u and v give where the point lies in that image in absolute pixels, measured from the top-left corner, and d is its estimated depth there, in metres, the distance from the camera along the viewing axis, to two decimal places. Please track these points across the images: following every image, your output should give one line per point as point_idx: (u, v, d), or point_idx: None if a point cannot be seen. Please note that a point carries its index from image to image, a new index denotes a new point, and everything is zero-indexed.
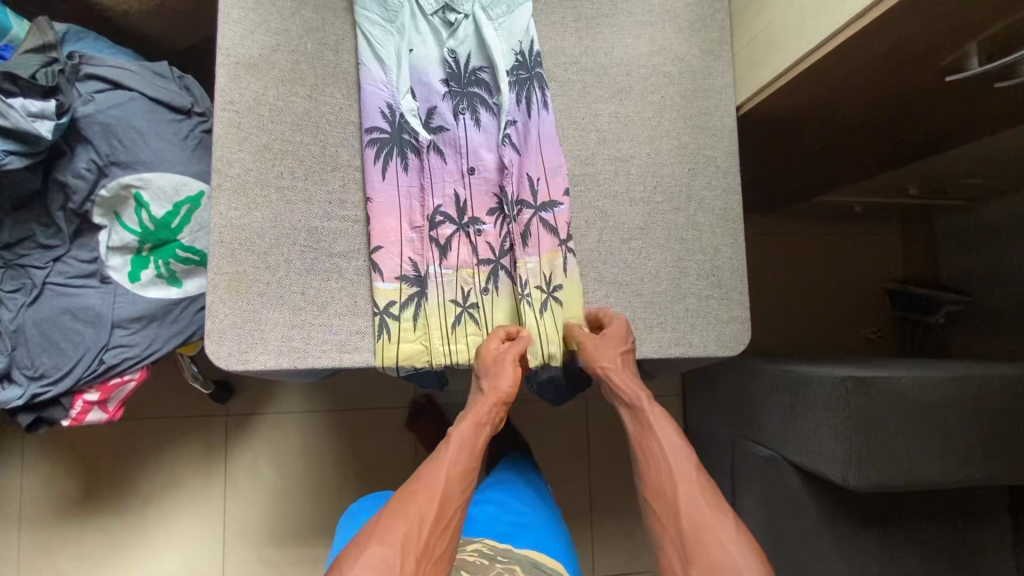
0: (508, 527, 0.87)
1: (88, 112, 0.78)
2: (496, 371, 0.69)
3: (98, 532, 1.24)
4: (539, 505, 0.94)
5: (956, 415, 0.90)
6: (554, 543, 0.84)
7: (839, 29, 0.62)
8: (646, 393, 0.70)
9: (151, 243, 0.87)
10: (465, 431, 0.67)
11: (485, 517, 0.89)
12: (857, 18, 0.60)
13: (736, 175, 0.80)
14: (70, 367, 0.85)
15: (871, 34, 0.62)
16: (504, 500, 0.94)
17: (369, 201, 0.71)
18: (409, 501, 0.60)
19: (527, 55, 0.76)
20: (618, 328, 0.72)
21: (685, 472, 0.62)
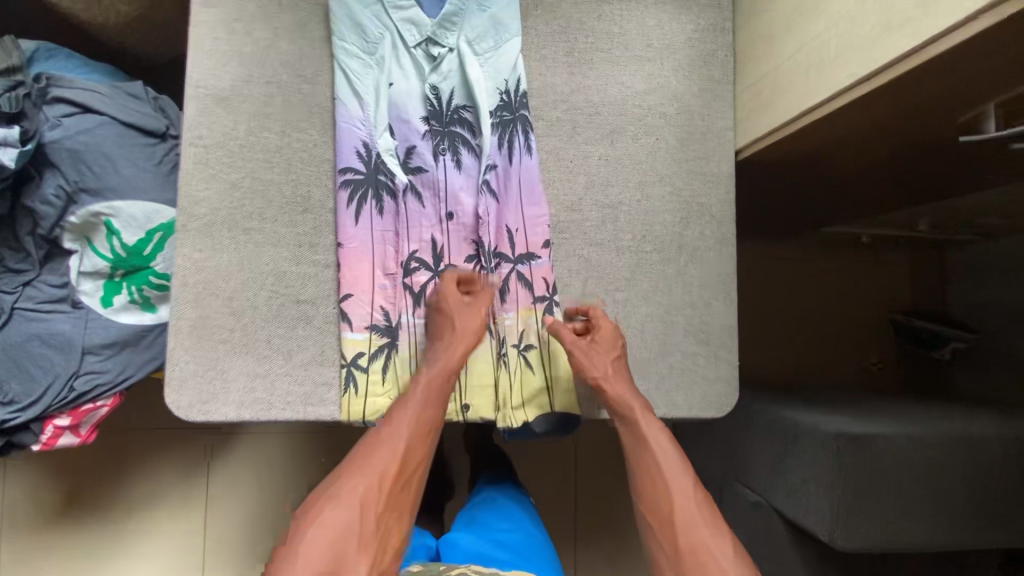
0: (495, 549, 0.81)
1: (56, 137, 0.75)
2: (463, 316, 0.67)
3: (81, 543, 1.23)
4: (524, 522, 0.89)
5: (952, 479, 0.86)
6: (543, 565, 0.79)
7: (848, 86, 0.58)
8: (642, 403, 0.67)
9: (123, 269, 0.84)
10: (429, 382, 0.65)
11: (468, 538, 0.83)
12: (867, 78, 0.56)
13: (731, 225, 0.76)
14: (40, 394, 0.83)
15: (881, 95, 0.58)
16: (486, 519, 0.89)
17: (341, 247, 0.68)
18: (366, 459, 0.58)
19: (512, 95, 0.72)
20: (608, 332, 0.69)
21: (681, 488, 0.60)
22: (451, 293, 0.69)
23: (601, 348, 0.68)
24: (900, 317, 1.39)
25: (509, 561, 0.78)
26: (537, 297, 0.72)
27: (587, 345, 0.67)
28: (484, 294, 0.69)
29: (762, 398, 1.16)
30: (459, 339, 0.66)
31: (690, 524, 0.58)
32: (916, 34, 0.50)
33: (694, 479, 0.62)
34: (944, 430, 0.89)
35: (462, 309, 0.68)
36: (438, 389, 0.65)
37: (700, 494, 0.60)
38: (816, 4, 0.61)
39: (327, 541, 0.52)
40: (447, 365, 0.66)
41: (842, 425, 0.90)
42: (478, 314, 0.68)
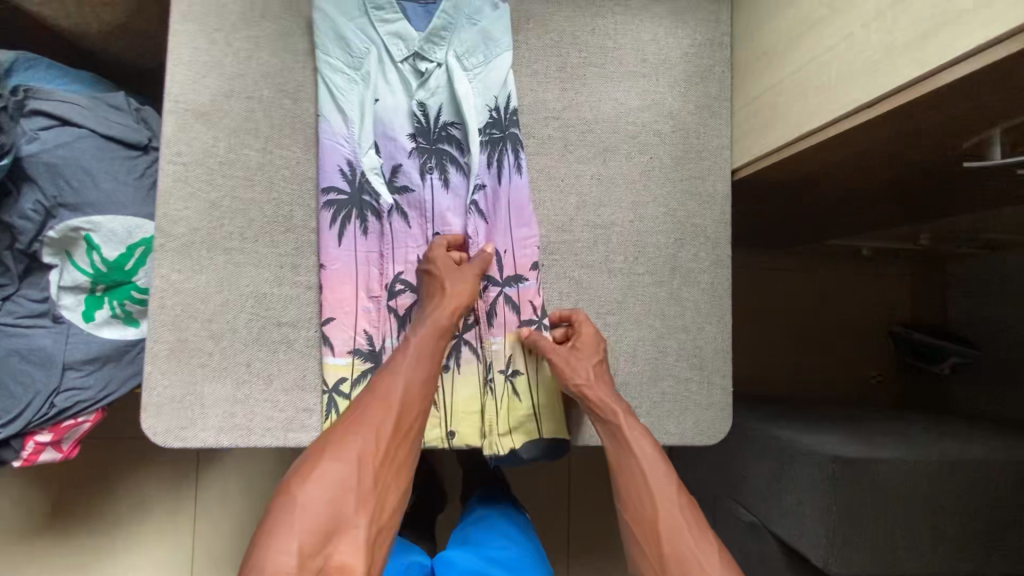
0: (492, 566, 0.77)
1: (33, 150, 0.73)
2: (456, 274, 0.66)
3: (68, 553, 1.22)
4: (520, 540, 0.87)
5: (950, 505, 0.85)
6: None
7: (848, 111, 0.56)
8: (625, 407, 0.65)
9: (103, 284, 0.82)
10: (421, 342, 0.63)
11: (464, 556, 0.78)
12: (867, 105, 0.54)
13: (726, 247, 0.74)
14: (20, 410, 0.80)
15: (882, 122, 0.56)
16: (482, 538, 0.85)
17: (323, 268, 0.66)
18: (361, 416, 0.56)
19: (502, 112, 0.70)
20: (590, 337, 0.67)
21: (666, 494, 0.59)
22: (441, 252, 0.67)
23: (582, 353, 0.66)
24: (900, 330, 1.36)
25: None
26: (525, 320, 0.70)
27: (569, 353, 0.66)
28: (484, 258, 0.68)
29: (758, 413, 1.14)
30: (451, 295, 0.64)
31: (678, 528, 0.57)
32: (919, 63, 0.48)
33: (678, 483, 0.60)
34: (942, 455, 0.87)
35: (455, 270, 0.66)
36: (431, 343, 0.63)
37: (685, 499, 0.59)
38: (816, 24, 0.59)
39: (324, 499, 0.51)
40: (440, 319, 0.64)
41: (838, 448, 0.88)
42: (471, 274, 0.66)
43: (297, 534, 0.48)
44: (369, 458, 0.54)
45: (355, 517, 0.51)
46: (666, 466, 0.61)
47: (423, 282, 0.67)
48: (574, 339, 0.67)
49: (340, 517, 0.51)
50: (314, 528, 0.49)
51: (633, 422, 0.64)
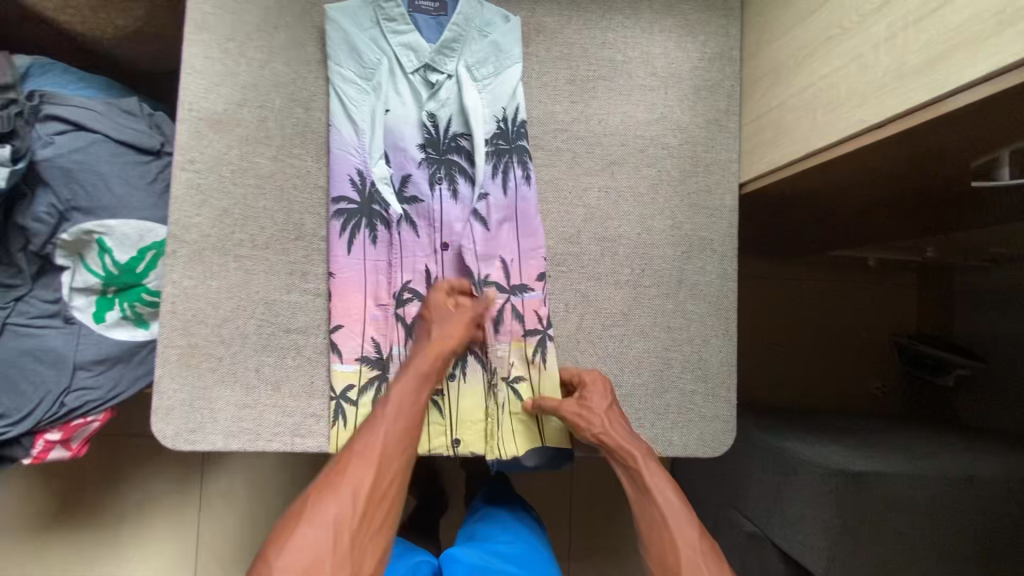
0: (496, 560, 0.79)
1: (48, 155, 0.74)
2: (445, 322, 0.65)
3: (73, 548, 1.23)
4: (523, 534, 0.89)
5: (952, 521, 0.85)
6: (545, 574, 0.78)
7: (851, 134, 0.57)
8: (645, 447, 0.64)
9: (115, 286, 0.83)
10: (403, 393, 0.61)
11: (468, 551, 0.80)
12: (864, 132, 0.55)
13: (732, 260, 0.74)
14: (30, 409, 0.81)
15: (885, 145, 0.57)
16: (488, 534, 0.87)
17: (332, 277, 0.67)
18: (341, 475, 0.55)
19: (510, 123, 0.70)
20: (596, 383, 0.68)
21: (686, 537, 0.56)
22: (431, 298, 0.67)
23: (594, 403, 0.66)
24: (905, 341, 1.36)
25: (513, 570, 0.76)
26: (529, 330, 0.70)
27: (580, 405, 0.65)
28: (477, 305, 0.67)
29: (761, 423, 1.14)
30: (436, 343, 0.64)
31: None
32: (928, 88, 0.48)
33: (699, 527, 0.57)
34: (944, 471, 0.87)
35: (445, 316, 0.66)
36: (414, 394, 0.62)
37: (705, 542, 0.56)
38: (826, 43, 0.59)
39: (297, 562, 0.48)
40: (424, 370, 0.63)
41: (841, 461, 0.89)
42: (462, 321, 0.65)
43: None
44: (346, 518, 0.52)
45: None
46: (688, 510, 0.58)
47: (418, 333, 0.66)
48: (587, 394, 0.67)
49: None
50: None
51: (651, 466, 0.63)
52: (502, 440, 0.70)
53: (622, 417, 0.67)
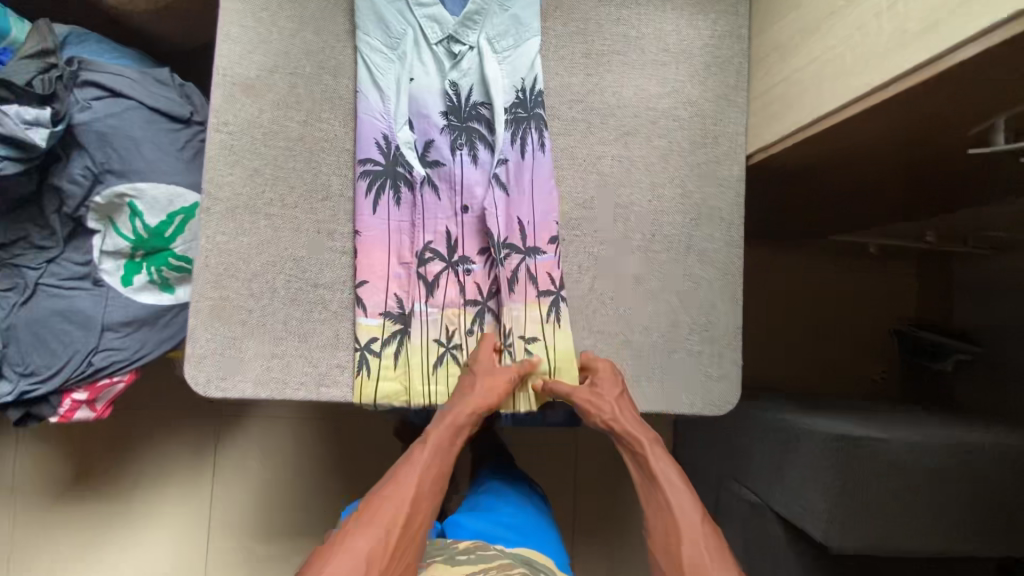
0: (499, 529, 0.83)
1: (85, 119, 0.78)
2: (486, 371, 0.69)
3: (90, 515, 1.26)
4: (524, 505, 0.92)
5: (948, 487, 0.88)
6: (544, 545, 0.83)
7: (850, 100, 0.61)
8: (650, 433, 0.68)
9: (143, 250, 0.86)
10: (439, 436, 0.65)
11: (473, 519, 0.85)
12: (862, 97, 0.59)
13: (739, 228, 0.77)
14: (60, 367, 0.85)
15: (883, 109, 0.60)
16: (490, 503, 0.91)
17: (358, 235, 0.70)
18: (377, 506, 0.59)
19: (528, 93, 0.74)
20: (606, 372, 0.71)
21: (688, 520, 0.60)
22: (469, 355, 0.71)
23: (602, 390, 0.69)
24: (907, 329, 1.38)
25: (513, 540, 0.81)
26: (543, 291, 0.73)
27: (591, 391, 0.69)
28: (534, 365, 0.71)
29: (763, 401, 1.17)
30: (479, 394, 0.67)
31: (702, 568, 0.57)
32: (929, 47, 0.51)
33: (702, 512, 0.61)
34: (941, 440, 0.90)
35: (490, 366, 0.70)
36: (450, 440, 0.66)
37: (711, 532, 0.59)
38: (831, 15, 0.63)
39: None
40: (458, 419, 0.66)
41: (840, 429, 0.92)
42: (507, 375, 0.69)
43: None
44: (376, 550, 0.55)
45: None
46: (691, 494, 0.62)
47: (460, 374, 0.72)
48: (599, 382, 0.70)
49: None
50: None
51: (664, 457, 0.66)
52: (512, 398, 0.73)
53: (630, 405, 0.71)
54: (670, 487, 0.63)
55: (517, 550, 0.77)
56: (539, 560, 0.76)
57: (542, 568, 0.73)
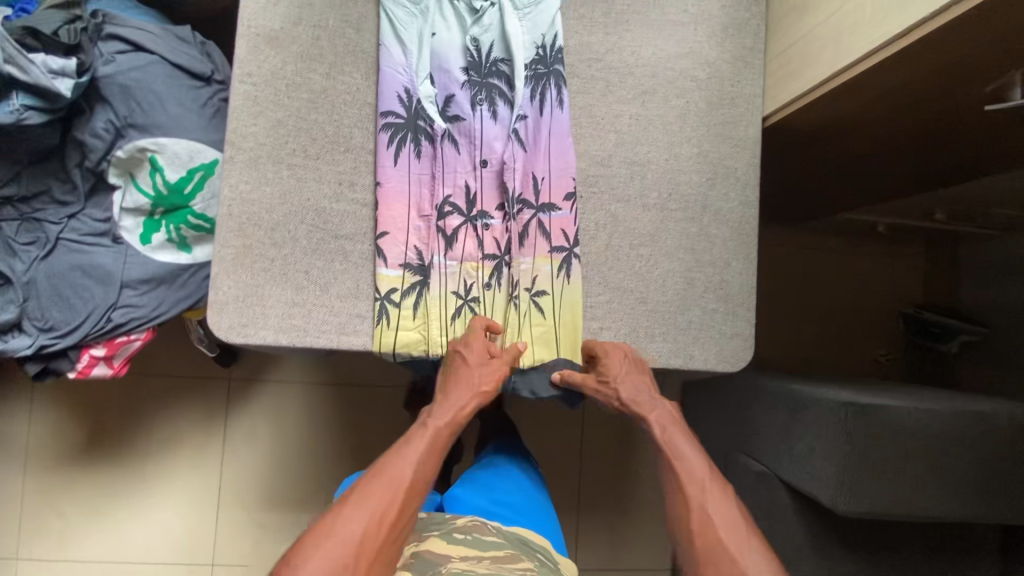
0: (496, 506, 0.80)
1: (108, 72, 0.80)
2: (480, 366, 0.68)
3: (95, 488, 1.20)
4: (525, 483, 0.88)
5: (958, 450, 0.89)
6: (542, 526, 0.80)
7: (854, 60, 0.64)
8: (664, 407, 0.69)
9: (163, 207, 0.86)
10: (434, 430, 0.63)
11: (471, 494, 0.82)
12: (868, 54, 0.62)
13: (754, 188, 0.78)
14: (79, 322, 0.84)
15: (890, 65, 0.63)
16: (488, 478, 0.87)
17: (379, 186, 0.71)
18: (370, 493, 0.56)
19: (548, 50, 0.74)
20: (614, 359, 0.71)
21: (697, 484, 0.60)
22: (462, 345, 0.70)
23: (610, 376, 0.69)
24: (912, 310, 1.37)
25: (511, 519, 0.77)
26: (556, 247, 0.73)
27: (599, 380, 0.70)
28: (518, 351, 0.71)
29: (775, 374, 1.17)
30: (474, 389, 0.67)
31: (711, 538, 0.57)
32: None
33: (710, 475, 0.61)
34: (952, 406, 0.91)
35: (483, 361, 0.69)
36: (443, 437, 0.64)
37: (717, 488, 0.60)
38: None
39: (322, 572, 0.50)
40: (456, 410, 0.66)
41: (850, 395, 0.93)
42: (498, 373, 0.69)
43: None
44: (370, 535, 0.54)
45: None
46: (704, 460, 0.63)
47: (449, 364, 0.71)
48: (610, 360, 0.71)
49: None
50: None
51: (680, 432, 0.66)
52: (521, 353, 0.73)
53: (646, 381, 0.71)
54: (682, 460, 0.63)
55: (513, 527, 0.74)
56: (535, 537, 0.73)
57: (536, 545, 0.70)
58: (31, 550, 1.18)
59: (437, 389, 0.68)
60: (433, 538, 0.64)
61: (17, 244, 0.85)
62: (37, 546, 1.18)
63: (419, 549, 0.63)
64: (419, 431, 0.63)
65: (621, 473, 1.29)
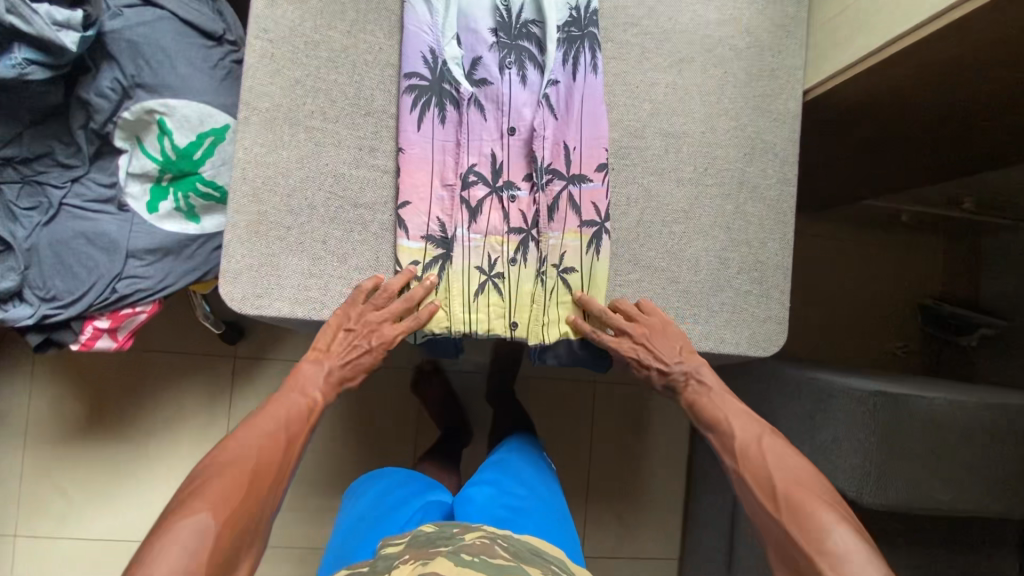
0: (507, 511, 0.72)
1: (116, 27, 0.76)
2: (363, 333, 0.66)
3: (98, 465, 1.17)
4: (538, 487, 0.80)
5: (988, 443, 0.86)
6: (558, 534, 0.71)
7: (915, 25, 0.60)
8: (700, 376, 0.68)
9: (171, 173, 0.82)
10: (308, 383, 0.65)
11: (482, 498, 0.74)
12: (931, 19, 0.58)
13: (793, 165, 0.75)
14: (83, 292, 0.81)
15: (952, 32, 0.59)
16: (501, 479, 0.79)
17: (402, 152, 0.67)
18: (244, 438, 0.57)
19: (582, 11, 0.70)
20: (654, 325, 0.69)
21: (738, 453, 0.61)
22: (376, 316, 0.66)
23: (657, 342, 0.68)
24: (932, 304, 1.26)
25: (522, 525, 0.69)
26: (586, 221, 0.69)
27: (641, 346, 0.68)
28: (401, 307, 0.66)
29: (795, 363, 1.14)
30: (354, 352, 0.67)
31: (753, 507, 0.58)
32: None
33: (750, 438, 0.61)
34: (983, 398, 0.88)
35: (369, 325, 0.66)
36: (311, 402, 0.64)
37: (756, 451, 0.60)
38: None
39: (225, 519, 0.50)
40: (336, 373, 0.66)
41: (879, 385, 0.89)
42: (386, 336, 0.66)
43: (185, 547, 0.46)
44: (265, 483, 0.55)
45: (251, 542, 0.52)
46: (745, 420, 0.63)
47: (332, 330, 0.66)
48: (645, 320, 0.69)
49: (240, 540, 0.50)
50: (217, 546, 0.48)
51: (717, 398, 0.66)
52: (546, 328, 0.70)
53: (678, 346, 0.69)
54: (718, 432, 0.64)
55: (523, 536, 0.65)
56: (548, 546, 0.64)
57: (550, 556, 0.61)
58: (32, 526, 1.15)
59: (310, 352, 0.66)
60: (439, 559, 0.53)
61: (18, 209, 0.81)
62: (34, 525, 1.15)
63: (421, 571, 0.50)
64: (291, 395, 0.63)
65: (632, 461, 1.26)
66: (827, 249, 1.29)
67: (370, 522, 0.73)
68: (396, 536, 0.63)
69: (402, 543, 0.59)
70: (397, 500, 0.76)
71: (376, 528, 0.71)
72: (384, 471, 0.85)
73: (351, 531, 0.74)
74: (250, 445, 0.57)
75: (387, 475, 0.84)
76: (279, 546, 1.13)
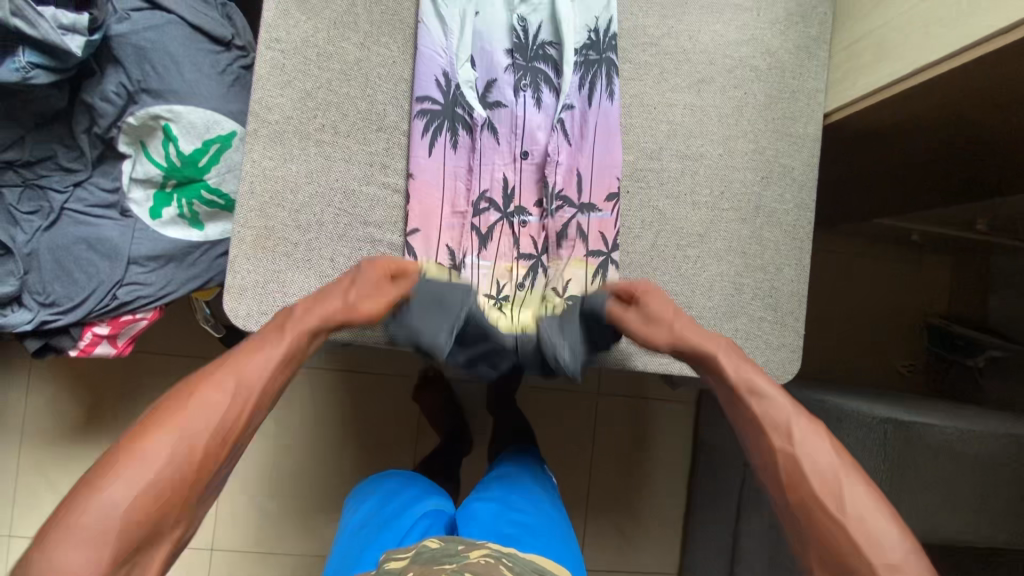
0: (511, 526, 0.70)
1: (122, 31, 0.74)
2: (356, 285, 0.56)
3: None
4: (541, 505, 0.79)
5: (996, 473, 0.85)
6: (561, 553, 0.69)
7: (946, 56, 0.58)
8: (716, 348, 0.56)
9: (175, 180, 0.81)
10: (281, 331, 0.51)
11: (486, 515, 0.72)
12: (964, 50, 0.56)
13: (811, 191, 0.73)
14: (82, 299, 0.79)
15: (988, 63, 0.57)
16: (506, 494, 0.78)
17: (412, 178, 0.66)
18: (195, 390, 0.44)
19: (601, 35, 0.68)
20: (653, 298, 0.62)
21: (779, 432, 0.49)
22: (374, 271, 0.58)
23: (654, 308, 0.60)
24: (939, 323, 1.25)
25: (526, 542, 0.67)
26: (593, 250, 0.68)
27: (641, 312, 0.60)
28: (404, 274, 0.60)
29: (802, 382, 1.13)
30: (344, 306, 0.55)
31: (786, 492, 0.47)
32: None
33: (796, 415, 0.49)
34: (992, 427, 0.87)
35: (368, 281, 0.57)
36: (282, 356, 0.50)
37: (804, 429, 0.48)
38: None
39: (135, 505, 0.39)
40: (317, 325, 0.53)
41: (889, 411, 0.88)
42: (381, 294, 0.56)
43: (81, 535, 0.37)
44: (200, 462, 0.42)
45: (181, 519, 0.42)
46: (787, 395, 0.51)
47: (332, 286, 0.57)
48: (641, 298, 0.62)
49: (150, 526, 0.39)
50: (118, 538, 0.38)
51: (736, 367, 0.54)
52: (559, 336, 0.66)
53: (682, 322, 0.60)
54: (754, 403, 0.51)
55: (529, 555, 0.63)
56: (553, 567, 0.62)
57: None
58: (25, 528, 1.13)
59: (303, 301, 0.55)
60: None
61: (19, 214, 0.79)
62: (27, 528, 1.13)
63: None
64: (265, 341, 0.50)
65: (633, 475, 1.25)
66: (836, 266, 1.28)
67: (370, 533, 0.71)
68: (398, 549, 0.60)
69: (406, 558, 0.57)
70: (396, 510, 0.75)
71: (376, 539, 0.69)
72: (386, 478, 0.84)
73: (351, 540, 0.72)
74: (198, 402, 0.43)
75: (387, 483, 0.82)
76: (276, 553, 1.12)
